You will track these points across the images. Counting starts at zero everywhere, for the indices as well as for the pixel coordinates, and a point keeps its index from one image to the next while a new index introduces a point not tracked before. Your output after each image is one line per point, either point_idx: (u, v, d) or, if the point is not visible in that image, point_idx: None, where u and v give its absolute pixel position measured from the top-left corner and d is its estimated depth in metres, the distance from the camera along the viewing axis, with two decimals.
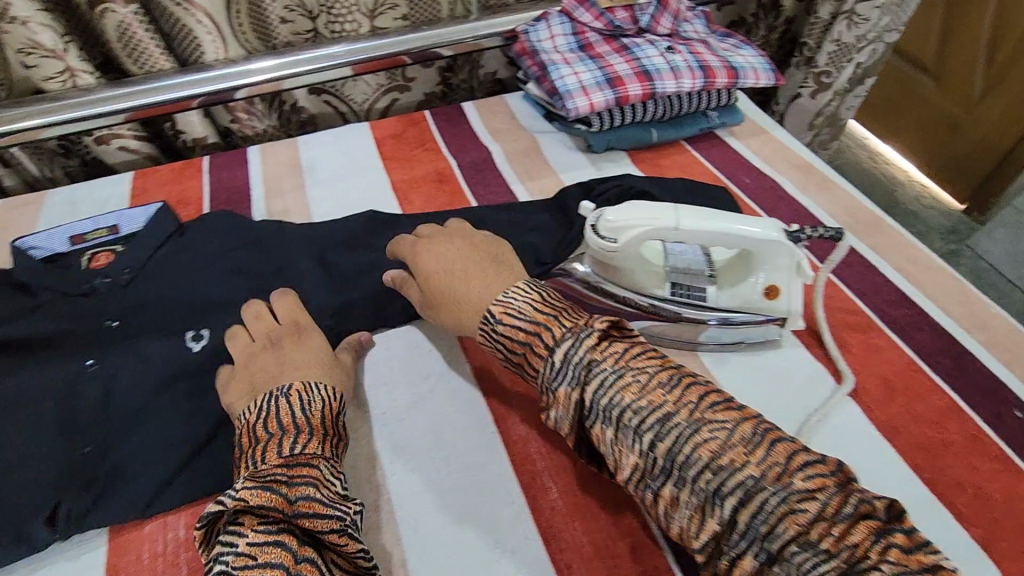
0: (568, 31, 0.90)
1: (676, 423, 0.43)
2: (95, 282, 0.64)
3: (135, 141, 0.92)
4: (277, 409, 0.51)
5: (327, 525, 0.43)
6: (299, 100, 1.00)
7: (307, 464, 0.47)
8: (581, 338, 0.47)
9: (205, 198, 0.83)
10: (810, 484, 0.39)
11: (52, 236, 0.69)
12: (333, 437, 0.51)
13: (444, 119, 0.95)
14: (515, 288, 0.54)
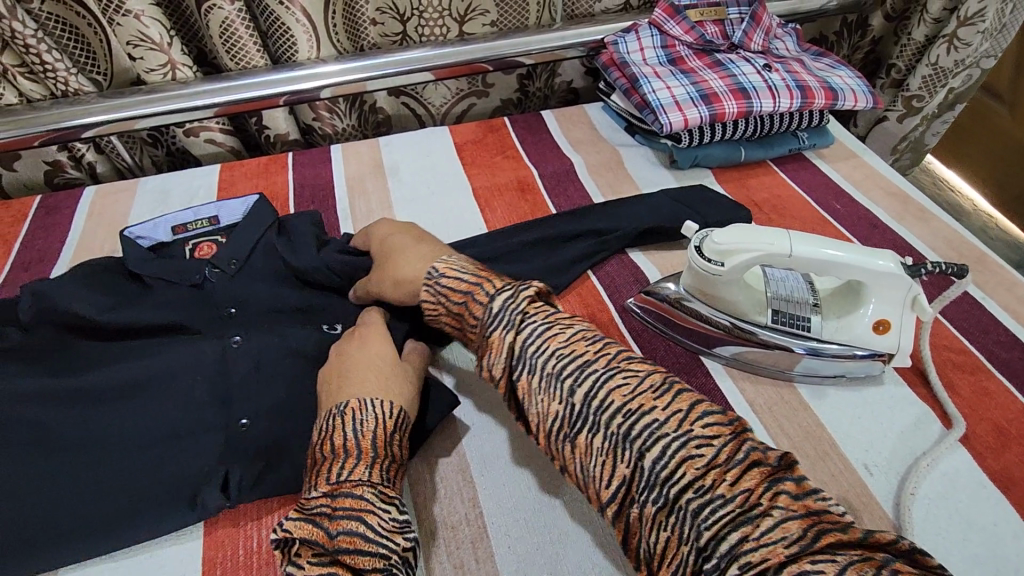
0: (658, 44, 0.89)
1: (657, 436, 0.41)
2: (204, 273, 0.64)
3: (222, 134, 0.94)
4: (334, 429, 0.48)
5: (370, 563, 0.42)
6: (379, 100, 1.01)
7: (350, 493, 0.45)
8: (518, 293, 0.50)
9: (291, 195, 0.84)
10: (739, 465, 0.39)
11: (155, 227, 0.68)
12: (387, 459, 0.48)
13: (525, 128, 0.94)
14: (451, 256, 0.57)
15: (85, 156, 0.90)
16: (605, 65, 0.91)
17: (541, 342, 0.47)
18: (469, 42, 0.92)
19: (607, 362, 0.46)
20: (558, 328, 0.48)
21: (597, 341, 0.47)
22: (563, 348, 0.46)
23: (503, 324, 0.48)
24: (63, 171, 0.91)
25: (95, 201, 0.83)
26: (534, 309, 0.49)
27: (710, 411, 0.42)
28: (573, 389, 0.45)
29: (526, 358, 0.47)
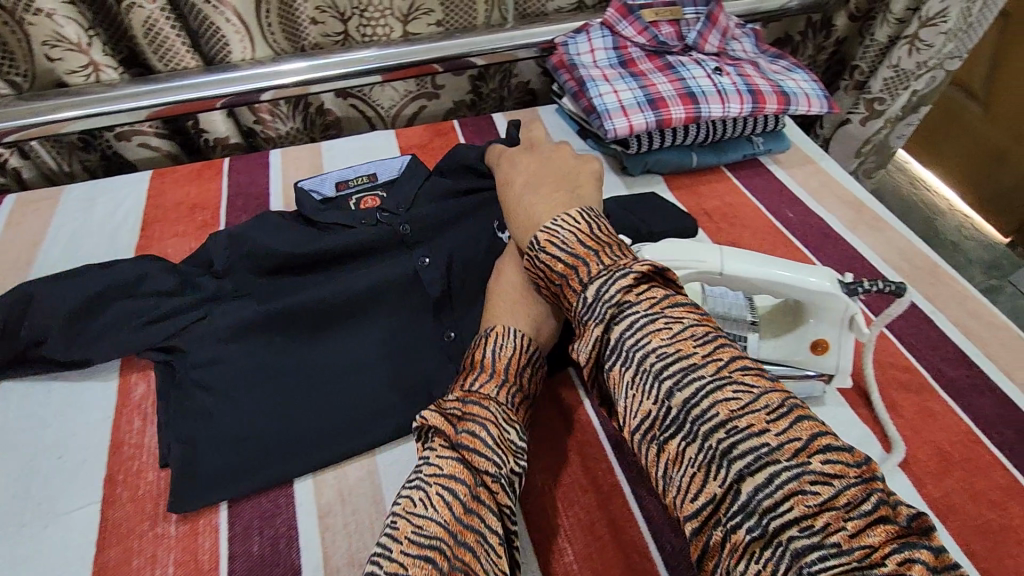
0: (609, 45, 0.86)
1: (763, 461, 0.32)
2: (377, 216, 0.67)
3: (156, 138, 0.90)
4: (476, 347, 0.52)
5: (486, 465, 0.42)
6: (325, 102, 0.97)
7: (479, 402, 0.46)
8: (615, 277, 0.41)
9: (223, 203, 0.80)
10: (831, 471, 0.31)
11: (322, 181, 0.73)
12: (515, 387, 0.50)
13: (473, 133, 0.92)
14: (565, 217, 0.49)
15: (8, 161, 0.85)
16: (556, 67, 0.88)
17: (640, 334, 0.38)
18: (413, 43, 0.89)
19: (717, 368, 0.36)
20: (664, 322, 0.39)
21: (709, 337, 0.37)
22: (665, 346, 0.37)
23: (593, 315, 0.41)
24: None
25: (15, 209, 0.79)
26: (637, 297, 0.40)
27: (837, 445, 0.33)
28: (671, 393, 0.36)
29: (621, 349, 0.39)
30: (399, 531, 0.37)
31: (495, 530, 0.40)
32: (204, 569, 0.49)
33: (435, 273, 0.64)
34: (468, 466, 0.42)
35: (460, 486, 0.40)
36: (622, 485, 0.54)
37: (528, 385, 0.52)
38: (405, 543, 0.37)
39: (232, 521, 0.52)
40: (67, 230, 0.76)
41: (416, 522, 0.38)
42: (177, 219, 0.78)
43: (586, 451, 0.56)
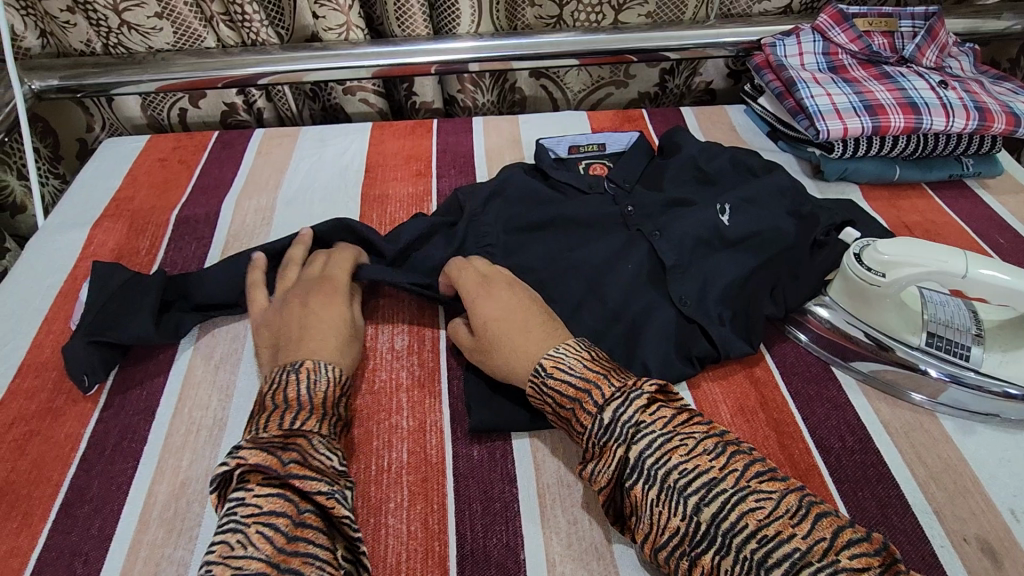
0: (819, 49, 0.86)
1: (800, 565, 0.39)
2: (605, 185, 0.79)
3: (374, 95, 1.00)
4: (284, 386, 0.51)
5: (317, 487, 0.44)
6: (519, 80, 1.04)
7: (300, 434, 0.47)
8: (631, 398, 0.47)
9: (435, 157, 0.89)
10: (857, 562, 0.39)
11: (561, 142, 0.88)
12: (334, 417, 0.51)
13: (663, 123, 0.96)
14: (568, 344, 0.53)
15: (256, 102, 0.99)
16: (758, 67, 0.90)
17: (660, 454, 0.45)
18: (622, 30, 0.93)
19: (735, 481, 0.44)
20: (679, 439, 0.45)
21: (720, 450, 0.45)
22: (684, 463, 0.44)
23: (615, 438, 0.47)
24: (235, 114, 1.01)
25: (263, 141, 0.92)
26: (652, 416, 0.47)
27: (856, 538, 0.40)
28: (698, 508, 0.43)
29: (644, 470, 0.45)
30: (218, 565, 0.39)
31: (325, 541, 0.42)
32: (432, 460, 0.56)
33: (666, 243, 0.69)
34: (298, 504, 0.42)
35: (289, 510, 0.42)
36: (822, 468, 0.55)
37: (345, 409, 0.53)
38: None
39: (454, 425, 0.59)
40: (305, 162, 0.88)
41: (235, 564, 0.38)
42: (395, 166, 0.87)
43: (784, 430, 0.58)
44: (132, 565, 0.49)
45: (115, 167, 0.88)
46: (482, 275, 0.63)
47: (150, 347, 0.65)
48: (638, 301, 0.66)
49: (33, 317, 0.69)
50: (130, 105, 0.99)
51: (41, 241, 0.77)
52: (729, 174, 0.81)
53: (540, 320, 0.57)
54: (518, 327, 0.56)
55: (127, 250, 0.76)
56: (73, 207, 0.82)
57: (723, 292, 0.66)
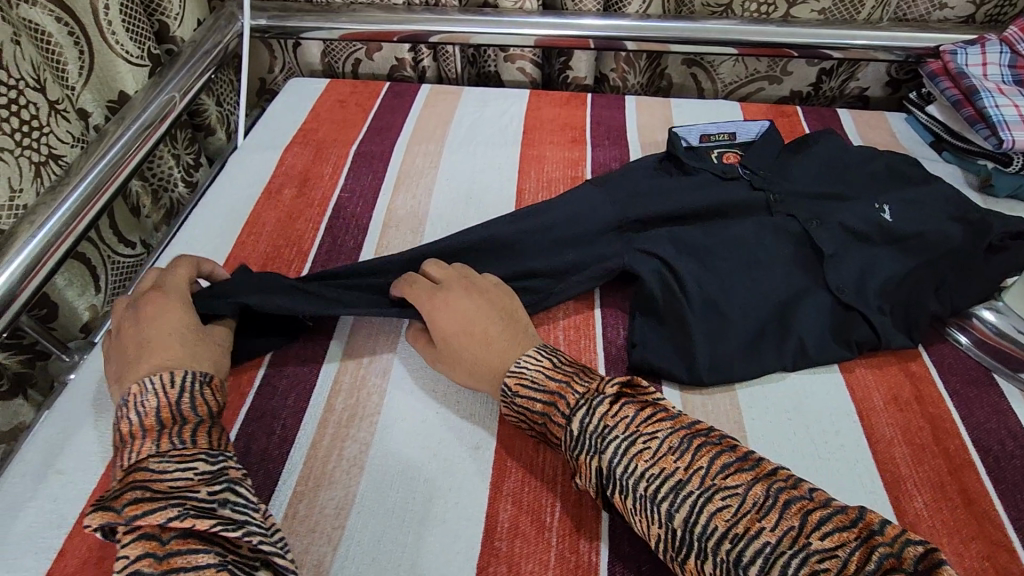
0: (1005, 61, 0.84)
1: (771, 558, 0.39)
2: (740, 172, 0.82)
3: (532, 65, 1.05)
4: (120, 420, 0.50)
5: (165, 514, 0.42)
6: (671, 66, 1.06)
7: (138, 472, 0.45)
8: (593, 406, 0.48)
9: (589, 127, 0.93)
10: (828, 542, 0.39)
11: (690, 130, 0.87)
12: (176, 428, 0.49)
13: (818, 121, 0.95)
14: (527, 354, 0.54)
15: (423, 60, 1.07)
16: (932, 74, 0.88)
17: (626, 461, 0.45)
18: (791, 22, 0.93)
19: (701, 480, 0.43)
20: (642, 441, 0.46)
21: (685, 447, 0.45)
22: (651, 467, 0.45)
23: (585, 449, 0.47)
24: (403, 69, 1.09)
25: (429, 96, 0.99)
26: (615, 419, 0.47)
27: (829, 516, 0.40)
28: (670, 513, 0.43)
29: (616, 479, 0.46)
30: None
31: (211, 546, 0.41)
32: None
33: (826, 233, 0.69)
34: (161, 538, 0.41)
35: (150, 550, 0.40)
36: (977, 466, 0.55)
37: (195, 411, 0.51)
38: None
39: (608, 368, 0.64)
40: (468, 118, 0.94)
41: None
42: (552, 131, 0.92)
43: (939, 425, 0.58)
44: (321, 435, 0.57)
45: (301, 103, 0.98)
46: (433, 284, 0.61)
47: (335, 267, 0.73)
48: (794, 282, 0.67)
49: (237, 219, 0.78)
50: (313, 52, 1.10)
51: (243, 157, 0.88)
52: (889, 176, 0.80)
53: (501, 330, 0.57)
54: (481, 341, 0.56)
55: (313, 174, 0.85)
56: (266, 133, 0.92)
57: (880, 287, 0.66)
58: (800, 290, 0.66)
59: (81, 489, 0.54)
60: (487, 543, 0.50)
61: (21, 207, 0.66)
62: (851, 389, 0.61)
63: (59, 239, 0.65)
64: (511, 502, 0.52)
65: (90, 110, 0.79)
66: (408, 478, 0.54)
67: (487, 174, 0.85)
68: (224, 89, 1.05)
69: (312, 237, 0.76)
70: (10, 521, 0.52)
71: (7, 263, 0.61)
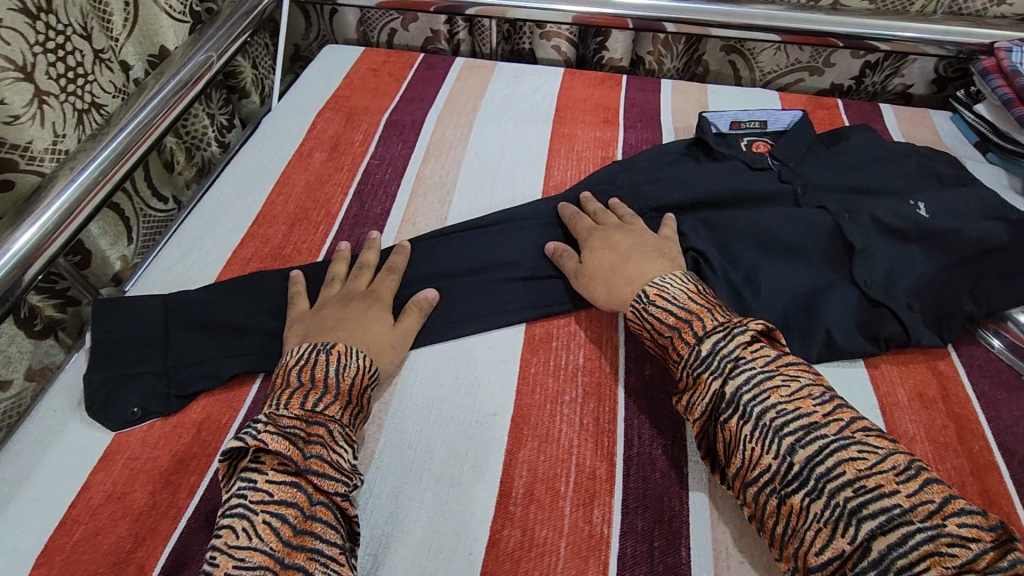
0: None
1: (896, 522, 0.38)
2: (770, 162, 0.80)
3: (568, 43, 1.04)
4: (318, 362, 0.52)
5: (334, 487, 0.45)
6: (709, 52, 1.04)
7: (321, 423, 0.48)
8: (734, 334, 0.49)
9: (621, 109, 0.92)
10: (965, 531, 0.37)
11: (721, 117, 0.86)
12: (356, 407, 0.52)
13: (859, 115, 0.92)
14: (673, 275, 0.56)
15: (459, 34, 1.06)
16: (984, 72, 0.85)
17: (758, 391, 0.46)
18: (839, 11, 0.90)
19: (838, 429, 0.43)
20: (781, 379, 0.46)
21: (826, 399, 0.45)
22: (785, 403, 0.45)
23: (710, 369, 0.49)
24: (437, 42, 1.08)
25: (463, 69, 0.99)
26: (753, 354, 0.48)
27: (968, 509, 0.38)
28: (792, 448, 0.43)
29: (740, 406, 0.46)
30: (221, 565, 0.40)
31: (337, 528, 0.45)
32: (606, 369, 0.60)
33: (857, 227, 0.67)
34: (313, 496, 0.45)
35: (300, 502, 0.44)
36: (1001, 466, 0.54)
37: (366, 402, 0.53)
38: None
39: (629, 344, 0.62)
40: (501, 94, 0.94)
41: (240, 554, 0.41)
42: (584, 110, 0.91)
43: (965, 425, 0.57)
44: None
45: (334, 70, 0.98)
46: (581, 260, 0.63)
47: (362, 233, 0.73)
48: (821, 274, 0.65)
49: (267, 178, 0.79)
50: (349, 20, 1.09)
51: (275, 119, 0.88)
52: (928, 172, 0.77)
53: (644, 256, 0.60)
54: (622, 258, 0.60)
55: (344, 139, 0.85)
56: (300, 97, 0.93)
57: (912, 284, 0.64)
58: (826, 283, 0.65)
59: (108, 427, 0.56)
60: (502, 507, 0.51)
61: (63, 151, 0.67)
62: (876, 385, 0.60)
63: (96, 186, 0.66)
64: (527, 470, 0.53)
65: (131, 62, 0.79)
66: (425, 438, 0.55)
67: (516, 149, 0.84)
68: (258, 52, 1.06)
69: (340, 200, 0.76)
70: (41, 453, 0.54)
71: (48, 204, 0.62)
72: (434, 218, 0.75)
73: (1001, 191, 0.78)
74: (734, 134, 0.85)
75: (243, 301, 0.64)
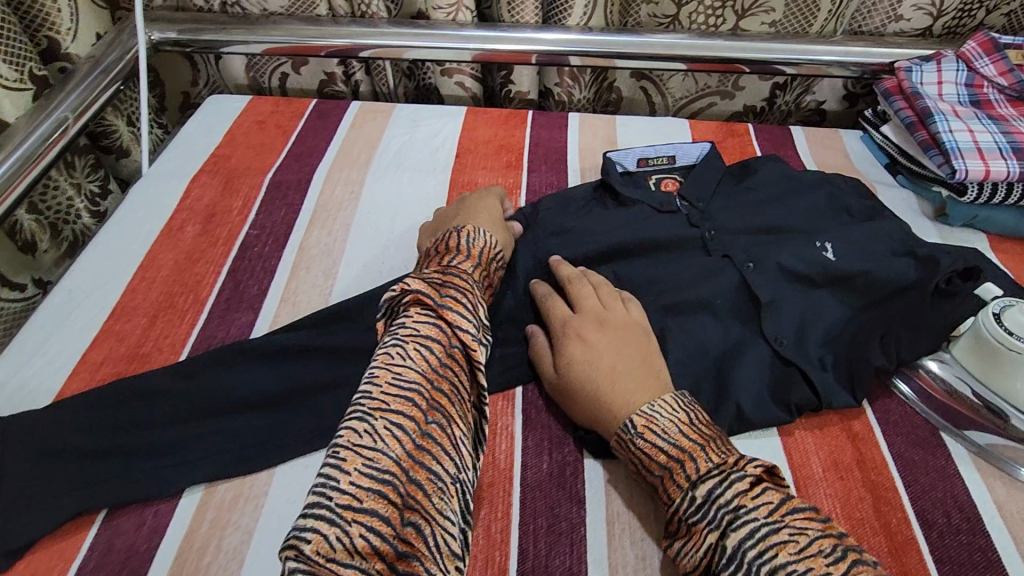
0: (962, 80, 0.80)
1: None
2: (676, 203, 0.75)
3: (471, 79, 0.98)
4: (454, 237, 0.62)
5: (465, 324, 0.50)
6: (619, 80, 1.00)
7: (456, 276, 0.55)
8: (731, 479, 0.44)
9: (525, 150, 0.86)
10: None
11: (626, 155, 0.81)
12: (487, 275, 0.61)
13: (770, 140, 0.89)
14: (662, 400, 0.50)
15: (354, 74, 0.99)
16: (887, 92, 0.83)
17: (761, 547, 0.40)
18: (741, 36, 0.87)
19: None
20: (788, 533, 0.41)
21: (839, 555, 0.39)
22: (793, 562, 0.39)
23: (708, 518, 0.44)
24: (333, 84, 1.01)
25: (358, 114, 0.92)
26: (753, 500, 0.43)
27: None
28: None
29: (742, 564, 0.40)
30: (381, 377, 0.45)
31: (465, 372, 0.49)
32: (500, 466, 0.54)
33: (763, 277, 0.64)
34: (449, 327, 0.50)
35: (442, 337, 0.49)
36: (919, 543, 0.50)
37: (496, 272, 0.63)
38: (364, 442, 0.41)
39: (526, 432, 0.57)
40: (397, 141, 0.87)
41: (397, 371, 0.46)
42: (485, 154, 0.86)
43: (881, 495, 0.53)
44: (198, 522, 0.51)
45: (215, 125, 0.90)
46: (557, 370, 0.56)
47: (235, 320, 0.65)
48: (729, 333, 0.61)
49: (130, 260, 0.71)
50: (235, 66, 1.01)
51: (145, 188, 0.80)
52: (836, 205, 0.75)
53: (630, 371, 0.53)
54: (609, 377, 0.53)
55: (221, 208, 0.77)
56: (174, 159, 0.84)
57: (822, 337, 0.61)
58: (735, 342, 0.61)
59: None
60: None
61: None
62: (790, 457, 0.56)
63: None
64: None
65: None
66: None
67: (411, 206, 0.78)
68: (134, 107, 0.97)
69: (211, 282, 0.69)
70: None
71: None
72: (317, 295, 0.68)
73: (910, 221, 0.76)
74: (641, 174, 0.81)
75: (76, 423, 0.55)
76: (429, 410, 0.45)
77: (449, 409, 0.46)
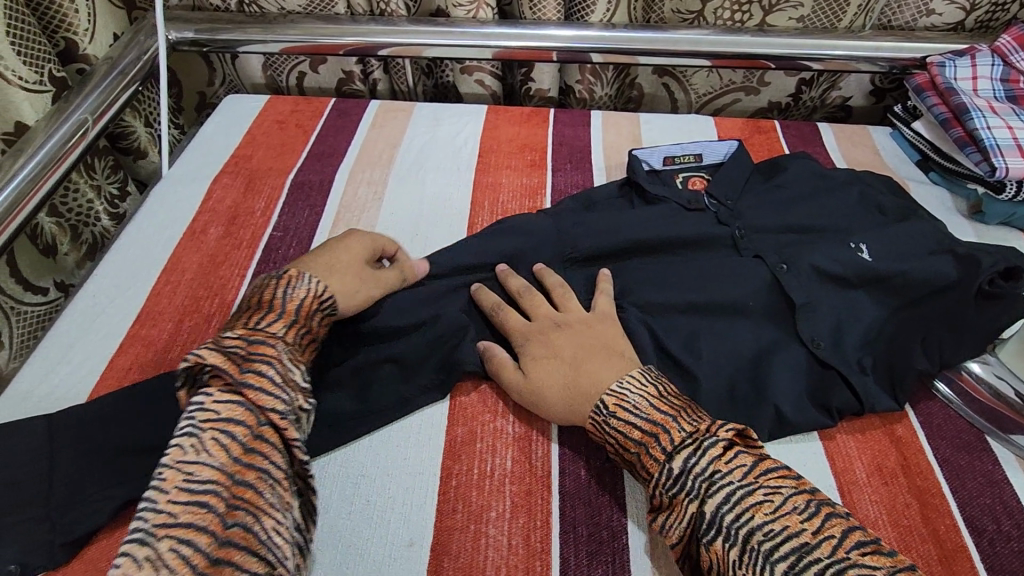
0: (997, 75, 0.79)
1: None
2: (705, 201, 0.73)
3: (491, 77, 0.97)
4: (268, 286, 0.53)
5: (270, 403, 0.45)
6: (641, 77, 0.98)
7: (263, 340, 0.48)
8: (704, 446, 0.44)
9: (548, 149, 0.85)
10: None
11: (653, 153, 0.80)
12: (305, 327, 0.52)
13: (797, 137, 0.87)
14: (630, 376, 0.50)
15: (373, 73, 0.98)
16: (918, 88, 0.82)
17: (739, 510, 0.41)
18: (767, 32, 0.86)
19: (832, 550, 0.38)
20: (762, 494, 0.41)
21: (813, 510, 0.40)
22: (770, 522, 0.40)
23: (686, 489, 0.44)
24: (351, 82, 1.00)
25: (378, 113, 0.91)
26: (728, 465, 0.43)
27: None
28: None
29: (722, 529, 0.41)
30: (168, 479, 0.40)
31: (281, 455, 0.44)
32: (538, 472, 0.53)
33: (799, 278, 0.62)
34: (253, 411, 0.44)
35: (247, 420, 0.44)
36: (971, 550, 0.49)
37: (319, 323, 0.54)
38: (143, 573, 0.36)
39: (563, 438, 0.56)
40: (419, 140, 0.86)
41: (188, 471, 0.40)
42: (508, 153, 0.84)
43: (928, 501, 0.52)
44: None
45: (235, 125, 0.89)
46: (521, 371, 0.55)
47: None
48: (767, 335, 0.60)
49: (153, 263, 0.70)
50: (252, 65, 1.00)
51: (165, 190, 0.79)
52: (870, 202, 0.73)
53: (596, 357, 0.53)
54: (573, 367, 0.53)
55: (243, 210, 0.76)
56: (194, 161, 0.83)
57: (861, 338, 0.59)
58: (771, 345, 0.59)
59: None
60: None
61: None
62: (834, 462, 0.55)
63: None
64: None
65: None
66: None
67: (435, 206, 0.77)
68: None
69: (237, 285, 0.68)
70: None
71: None
72: None
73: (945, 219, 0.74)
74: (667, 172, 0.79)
75: (98, 430, 0.53)
76: (229, 511, 0.40)
77: (260, 502, 0.41)
